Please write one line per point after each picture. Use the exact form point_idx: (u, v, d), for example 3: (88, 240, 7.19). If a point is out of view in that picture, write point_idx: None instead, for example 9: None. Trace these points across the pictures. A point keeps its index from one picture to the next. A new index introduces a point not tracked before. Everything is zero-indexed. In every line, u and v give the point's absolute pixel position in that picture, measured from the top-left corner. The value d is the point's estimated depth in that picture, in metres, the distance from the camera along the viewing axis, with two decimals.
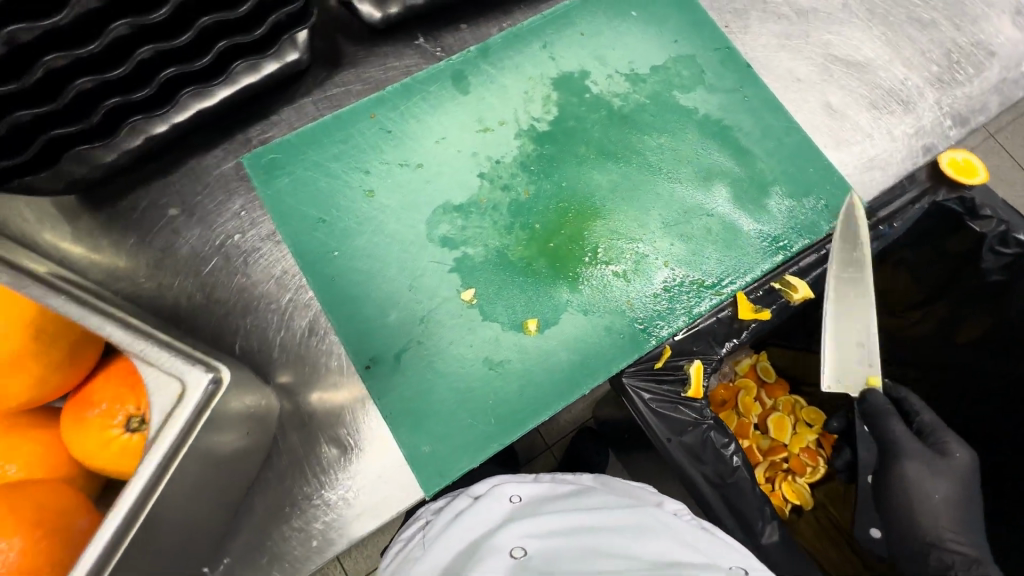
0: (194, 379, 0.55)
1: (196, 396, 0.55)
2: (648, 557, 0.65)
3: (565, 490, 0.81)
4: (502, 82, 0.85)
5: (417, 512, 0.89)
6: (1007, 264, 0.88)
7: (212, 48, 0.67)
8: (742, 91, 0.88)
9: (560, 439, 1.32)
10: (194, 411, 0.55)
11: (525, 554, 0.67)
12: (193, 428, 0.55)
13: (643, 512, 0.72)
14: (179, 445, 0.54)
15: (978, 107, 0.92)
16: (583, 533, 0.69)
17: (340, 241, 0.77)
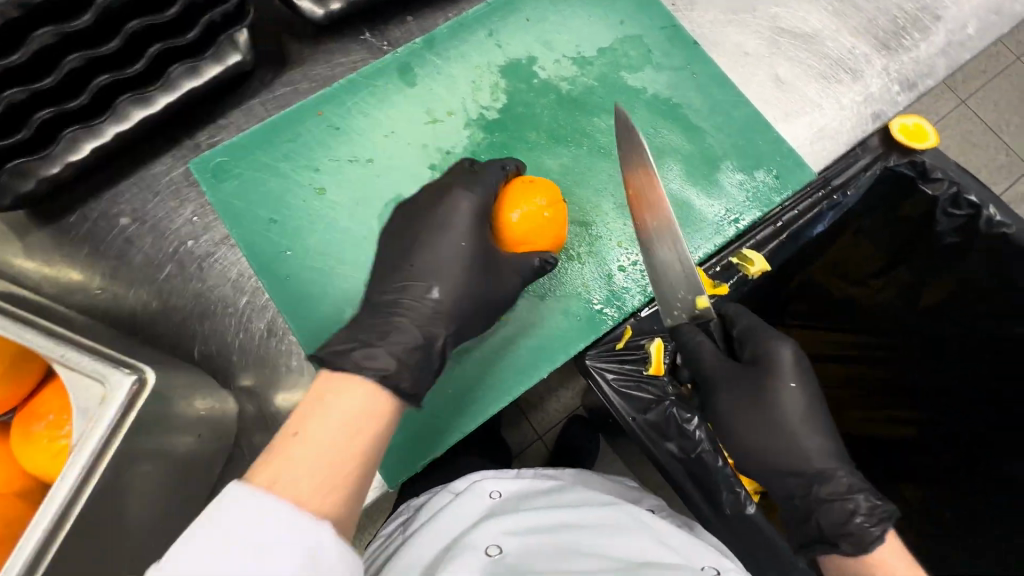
0: (115, 380, 0.54)
1: (120, 397, 0.54)
2: (624, 557, 0.70)
3: (545, 486, 0.83)
4: (449, 72, 0.85)
5: (401, 508, 0.93)
6: (960, 225, 0.86)
7: (144, 53, 0.67)
8: (689, 68, 0.89)
9: (550, 429, 1.25)
10: (118, 413, 0.53)
11: (500, 552, 0.70)
12: (117, 433, 0.53)
13: (620, 510, 0.76)
14: (104, 447, 0.53)
15: (926, 70, 0.92)
16: (563, 530, 0.73)
17: (291, 240, 0.77)
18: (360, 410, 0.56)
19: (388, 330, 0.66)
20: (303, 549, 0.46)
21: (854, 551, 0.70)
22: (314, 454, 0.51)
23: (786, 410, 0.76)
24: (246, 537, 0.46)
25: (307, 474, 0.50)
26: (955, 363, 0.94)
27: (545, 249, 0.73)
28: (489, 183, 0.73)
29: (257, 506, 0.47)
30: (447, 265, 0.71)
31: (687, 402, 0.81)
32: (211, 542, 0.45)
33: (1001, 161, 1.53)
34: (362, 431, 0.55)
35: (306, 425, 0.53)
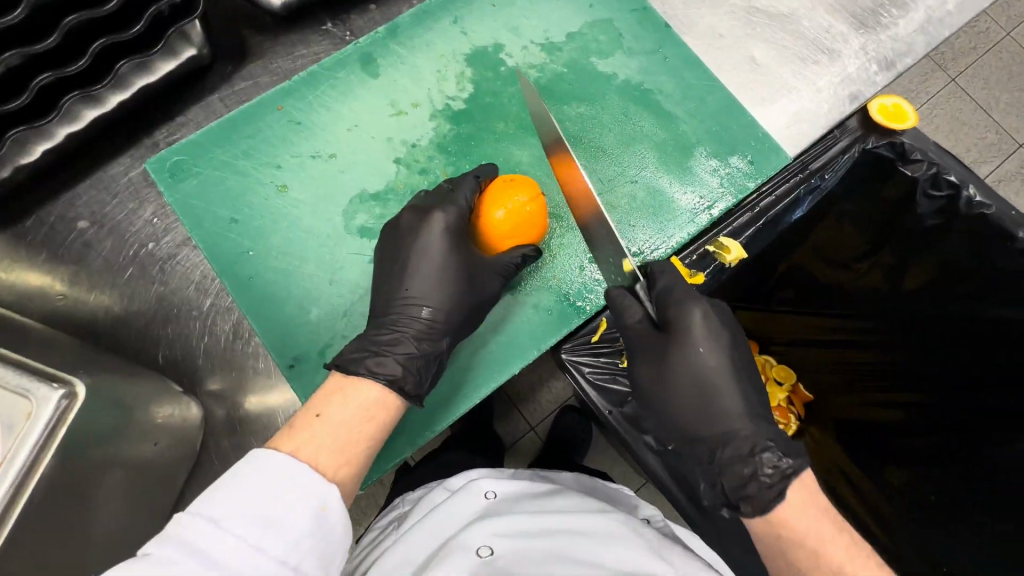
0: (41, 395, 0.50)
1: (48, 412, 0.49)
2: (613, 568, 0.68)
3: (541, 489, 0.82)
4: (413, 62, 0.82)
5: (395, 502, 0.92)
6: (941, 207, 0.85)
7: (87, 48, 0.64)
8: (661, 52, 0.86)
9: (543, 420, 1.21)
10: (46, 428, 0.49)
11: (491, 554, 0.68)
12: (49, 446, 0.49)
13: (614, 519, 0.75)
14: (36, 459, 0.48)
15: (905, 49, 0.90)
16: (555, 535, 0.71)
17: (254, 240, 0.75)
18: (374, 402, 0.61)
19: (395, 343, 0.66)
20: (316, 502, 0.50)
21: (755, 514, 0.62)
22: (332, 430, 0.55)
23: (694, 374, 0.69)
24: (274, 491, 0.49)
25: (327, 443, 0.54)
26: (936, 349, 0.93)
27: (524, 244, 0.72)
28: (466, 200, 0.71)
29: (280, 462, 0.51)
30: (429, 270, 0.70)
31: None
32: (238, 493, 0.49)
33: (990, 139, 1.51)
34: (374, 419, 0.59)
35: (327, 409, 0.57)
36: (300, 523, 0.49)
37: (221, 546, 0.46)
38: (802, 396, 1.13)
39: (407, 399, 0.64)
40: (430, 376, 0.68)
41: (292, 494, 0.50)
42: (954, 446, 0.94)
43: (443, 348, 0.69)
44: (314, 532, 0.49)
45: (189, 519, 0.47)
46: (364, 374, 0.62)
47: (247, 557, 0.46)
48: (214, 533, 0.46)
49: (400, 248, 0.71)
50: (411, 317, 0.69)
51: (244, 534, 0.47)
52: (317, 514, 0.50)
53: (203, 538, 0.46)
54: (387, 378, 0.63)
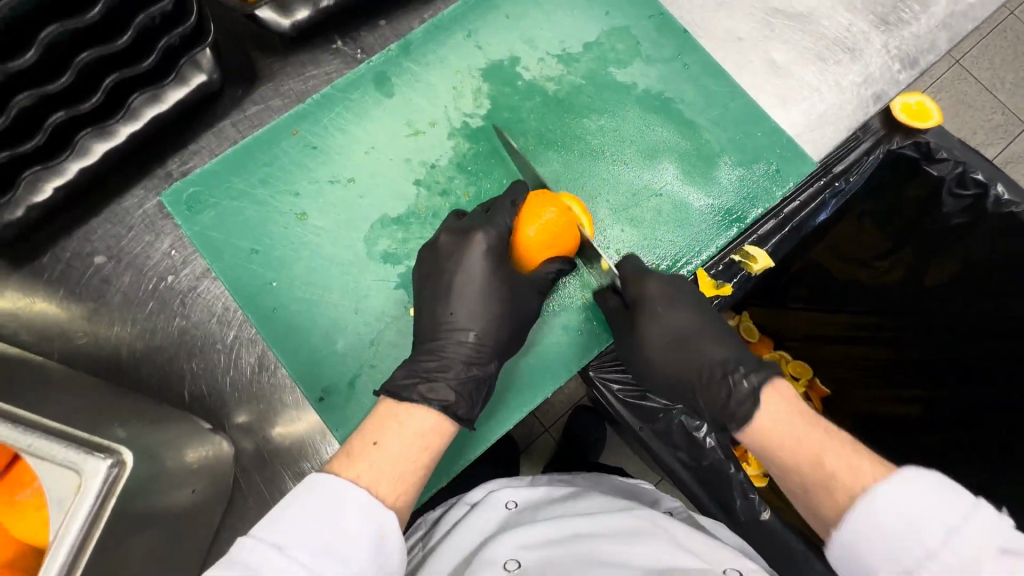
0: (89, 467, 0.49)
1: (98, 484, 0.49)
2: (642, 566, 0.64)
3: (561, 494, 0.81)
4: (429, 80, 0.81)
5: (418, 521, 0.89)
6: (968, 205, 0.83)
7: (100, 85, 0.63)
8: (681, 58, 0.84)
9: (557, 421, 1.17)
10: (96, 500, 0.49)
11: (519, 567, 0.66)
12: (101, 514, 0.49)
13: (636, 516, 0.71)
14: (88, 533, 0.48)
15: (927, 46, 0.88)
16: (581, 537, 0.68)
17: (277, 270, 0.74)
18: (428, 428, 0.59)
19: (445, 367, 0.65)
20: (376, 529, 0.50)
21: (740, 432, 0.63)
22: (389, 457, 0.54)
23: (666, 328, 0.70)
24: (334, 521, 0.49)
25: (385, 473, 0.53)
26: (946, 344, 0.91)
27: (559, 258, 0.71)
28: (506, 222, 0.71)
29: (340, 490, 0.50)
30: (468, 298, 0.69)
31: None
32: (300, 520, 0.48)
33: (996, 121, 1.49)
34: (428, 444, 0.58)
35: (382, 436, 0.56)
36: (359, 552, 0.48)
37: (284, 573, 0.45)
38: (820, 391, 1.10)
39: (460, 423, 0.62)
40: (481, 400, 0.67)
41: (351, 525, 0.49)
42: (965, 441, 0.91)
43: (492, 372, 0.68)
44: (372, 562, 0.49)
45: (250, 542, 0.46)
46: (417, 400, 0.61)
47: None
48: (277, 558, 0.46)
49: (427, 274, 0.70)
50: (458, 342, 0.68)
51: (306, 562, 0.46)
52: (376, 543, 0.49)
53: (263, 566, 0.45)
54: (440, 405, 0.61)
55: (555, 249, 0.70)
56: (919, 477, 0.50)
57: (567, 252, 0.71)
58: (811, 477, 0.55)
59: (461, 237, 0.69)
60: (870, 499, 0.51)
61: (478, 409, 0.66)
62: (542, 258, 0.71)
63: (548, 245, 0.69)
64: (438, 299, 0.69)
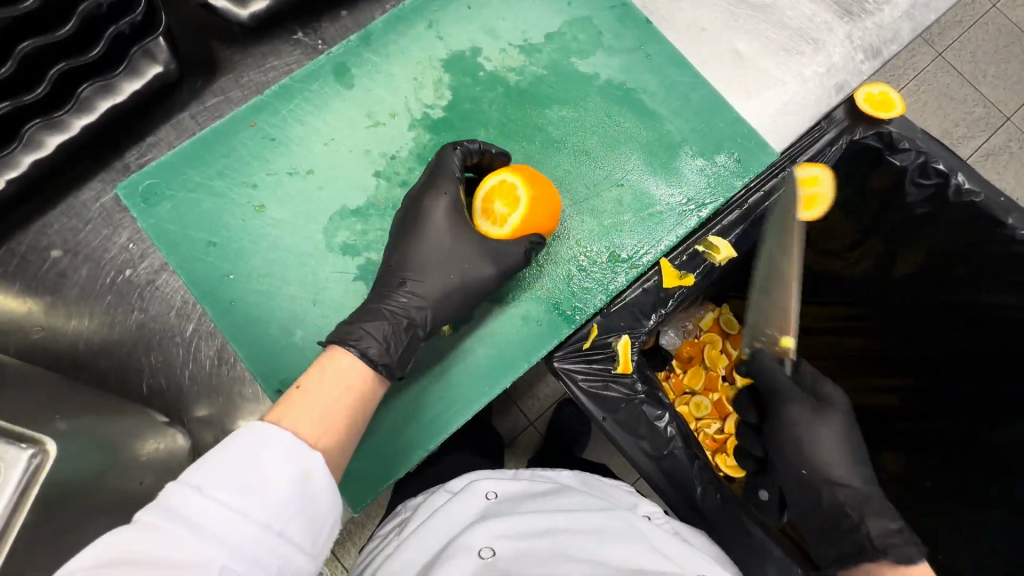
0: (9, 457, 0.46)
1: (18, 472, 0.46)
2: (615, 564, 0.66)
3: (543, 488, 0.80)
4: (388, 70, 0.80)
5: (398, 507, 0.87)
6: (930, 195, 0.84)
7: (45, 75, 0.63)
8: (643, 49, 0.84)
9: (542, 414, 1.18)
10: (17, 491, 0.45)
11: (493, 555, 0.66)
12: (24, 506, 0.46)
13: (614, 517, 0.72)
14: (7, 526, 0.45)
15: (890, 36, 0.88)
16: (558, 534, 0.68)
17: (233, 262, 0.74)
18: (349, 374, 0.60)
19: (372, 311, 0.66)
20: (300, 468, 0.50)
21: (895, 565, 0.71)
22: (315, 402, 0.56)
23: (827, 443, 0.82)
24: (259, 463, 0.49)
25: (308, 416, 0.55)
26: (911, 338, 0.92)
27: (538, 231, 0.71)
28: (455, 172, 0.72)
29: (268, 434, 0.50)
30: (424, 287, 0.69)
31: (660, 397, 0.80)
32: (227, 462, 0.48)
33: (978, 114, 1.49)
34: (355, 389, 0.60)
35: (310, 382, 0.58)
36: (285, 491, 0.48)
37: (205, 513, 0.45)
38: None
39: (373, 362, 0.62)
40: (403, 344, 0.65)
41: (276, 465, 0.49)
42: (950, 439, 0.88)
43: (417, 316, 0.68)
44: (297, 502, 0.49)
45: (174, 487, 0.46)
46: (333, 342, 0.62)
47: (230, 524, 0.45)
48: (197, 500, 0.45)
49: (386, 263, 0.71)
50: (393, 292, 0.69)
51: (228, 501, 0.46)
52: (300, 481, 0.50)
53: (184, 507, 0.45)
54: (354, 341, 0.62)
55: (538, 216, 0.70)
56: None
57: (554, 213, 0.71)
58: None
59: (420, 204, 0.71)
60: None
61: (398, 354, 0.64)
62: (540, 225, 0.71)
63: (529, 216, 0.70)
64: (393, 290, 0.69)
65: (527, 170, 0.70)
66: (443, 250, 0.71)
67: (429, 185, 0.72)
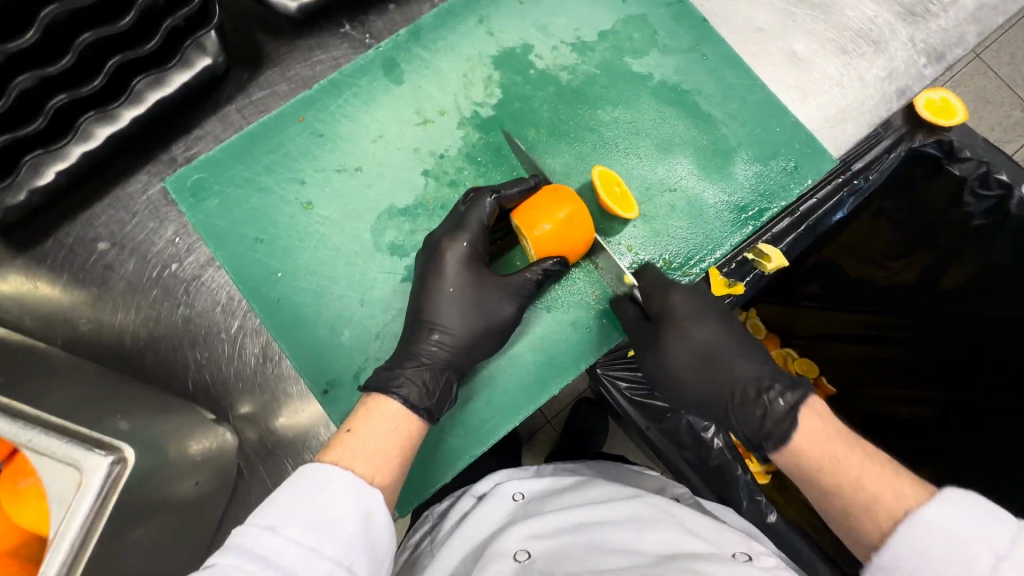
0: (90, 464, 0.48)
1: (98, 481, 0.48)
2: (655, 552, 0.61)
3: (567, 483, 0.79)
4: (438, 67, 0.78)
5: (424, 515, 0.87)
6: (990, 208, 0.81)
7: (103, 67, 0.63)
8: (698, 50, 0.82)
9: (560, 413, 1.16)
10: (97, 501, 0.48)
11: (529, 558, 0.64)
12: (105, 509, 0.48)
13: (646, 502, 0.69)
14: (87, 532, 0.47)
15: (955, 40, 0.84)
16: (589, 527, 0.66)
17: (282, 260, 0.73)
18: (397, 414, 0.59)
19: (399, 364, 0.65)
20: (360, 506, 0.49)
21: (777, 450, 0.62)
22: (366, 441, 0.55)
23: (693, 344, 0.69)
24: (323, 500, 0.48)
25: (364, 455, 0.54)
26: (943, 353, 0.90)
27: (556, 256, 0.67)
28: (479, 221, 0.68)
29: (325, 474, 0.50)
30: (470, 295, 0.68)
31: None
32: (292, 502, 0.48)
33: (1017, 118, 1.44)
34: (402, 431, 0.58)
35: (358, 423, 0.57)
36: (350, 528, 0.48)
37: (280, 551, 0.45)
38: (826, 390, 1.05)
39: (416, 412, 0.60)
40: (442, 388, 0.64)
41: (340, 502, 0.49)
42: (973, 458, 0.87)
43: (454, 361, 0.67)
44: (362, 538, 0.48)
45: (245, 527, 0.46)
46: (377, 394, 0.60)
47: (306, 561, 0.45)
48: (270, 539, 0.45)
49: (427, 274, 0.68)
50: (422, 340, 0.67)
51: (298, 538, 0.46)
52: (363, 519, 0.49)
53: (257, 546, 0.45)
54: (401, 395, 0.60)
55: (569, 242, 0.67)
56: (958, 501, 0.50)
57: (585, 239, 0.68)
58: (858, 501, 0.54)
59: (440, 253, 0.67)
60: (905, 525, 0.51)
61: (436, 398, 0.63)
62: (568, 249, 0.68)
63: (562, 238, 0.66)
64: (435, 296, 0.68)
65: (544, 200, 0.67)
66: (467, 290, 0.68)
67: (450, 236, 0.68)
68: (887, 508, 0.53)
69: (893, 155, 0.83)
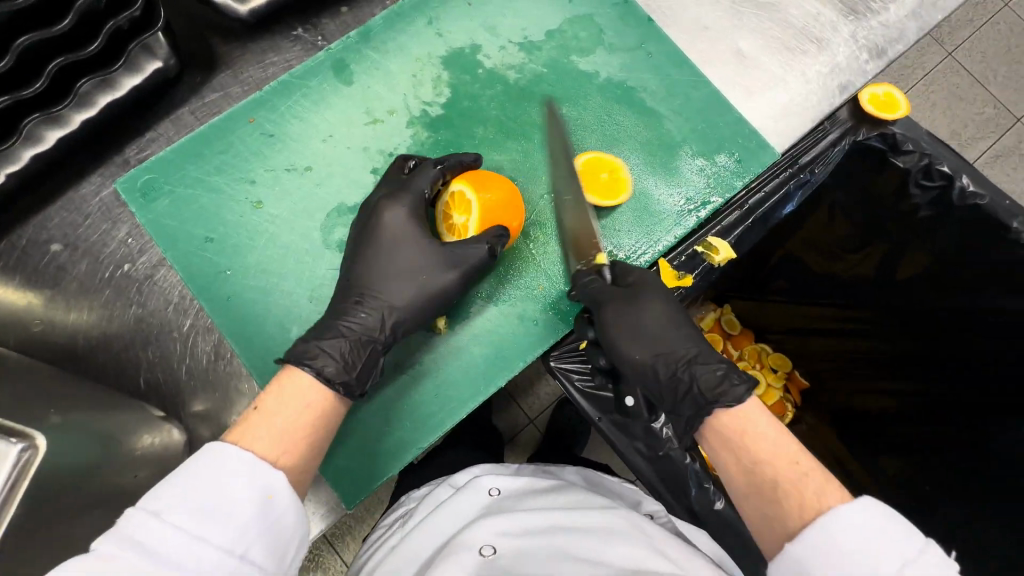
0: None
1: (6, 468, 0.46)
2: (619, 565, 0.60)
3: (545, 485, 0.75)
4: (388, 67, 0.80)
5: (404, 498, 0.87)
6: (934, 198, 0.80)
7: (44, 69, 0.64)
8: (644, 48, 0.84)
9: (542, 412, 1.17)
10: (6, 484, 0.46)
11: (494, 553, 0.62)
12: (13, 498, 0.46)
13: (615, 513, 0.67)
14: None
15: (896, 35, 0.86)
16: (557, 533, 0.64)
17: (231, 259, 0.74)
18: (311, 391, 0.59)
19: (326, 331, 0.65)
20: (262, 489, 0.50)
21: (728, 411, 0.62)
22: (272, 419, 0.55)
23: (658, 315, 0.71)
24: (222, 485, 0.49)
25: (269, 434, 0.54)
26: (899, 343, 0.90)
27: (505, 224, 0.69)
28: (422, 186, 0.71)
29: (224, 457, 0.50)
30: (403, 271, 0.69)
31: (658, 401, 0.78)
32: (186, 485, 0.48)
33: (988, 114, 1.46)
34: (315, 409, 0.58)
35: (266, 401, 0.57)
36: (245, 513, 0.48)
37: (165, 538, 0.45)
38: (799, 384, 1.07)
39: (330, 384, 0.60)
40: (366, 369, 0.65)
41: (236, 488, 0.49)
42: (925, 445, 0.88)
43: (382, 337, 0.67)
44: (259, 521, 0.49)
45: (132, 511, 0.46)
46: (296, 358, 0.61)
47: (192, 548, 0.45)
48: (155, 525, 0.45)
49: (364, 244, 0.70)
50: (352, 308, 0.68)
51: (184, 525, 0.46)
52: (261, 503, 0.49)
53: (142, 533, 0.45)
54: (316, 369, 0.60)
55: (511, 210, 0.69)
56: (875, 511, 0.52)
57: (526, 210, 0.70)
58: (787, 478, 0.56)
59: (380, 214, 0.69)
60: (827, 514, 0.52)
61: (356, 373, 0.63)
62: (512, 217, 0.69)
63: (506, 203, 0.68)
64: (373, 268, 0.69)
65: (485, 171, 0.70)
66: (406, 267, 0.70)
67: (390, 199, 0.70)
68: (805, 500, 0.54)
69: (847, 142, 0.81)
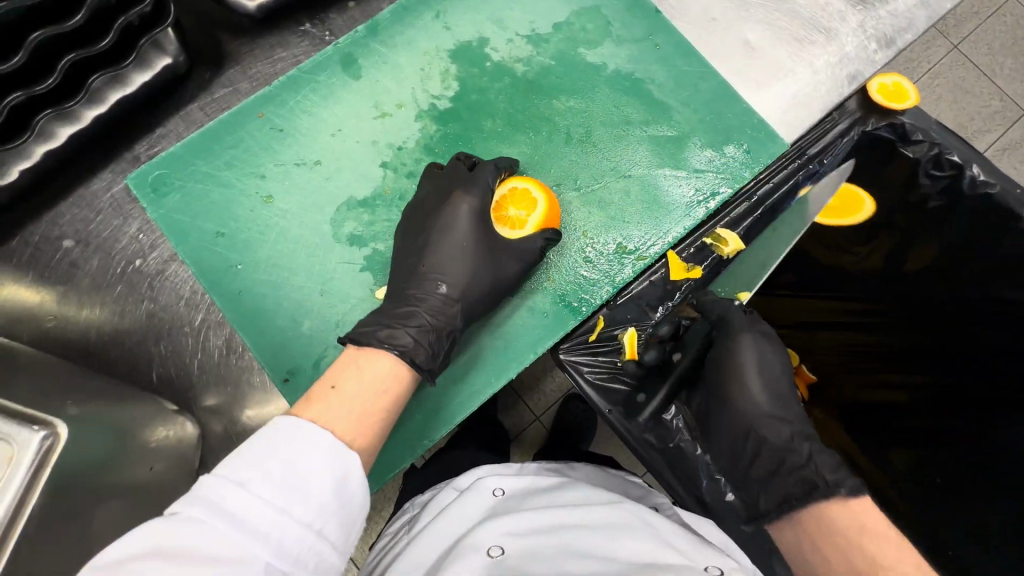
0: (21, 439, 0.48)
1: (29, 456, 0.47)
2: (629, 559, 0.59)
3: (546, 484, 0.75)
4: (396, 61, 0.80)
5: (406, 506, 0.87)
6: (945, 187, 0.81)
7: (56, 65, 0.64)
8: (651, 39, 0.84)
9: (548, 410, 1.16)
10: (30, 473, 0.47)
11: (502, 554, 0.61)
12: (36, 486, 0.47)
13: (622, 509, 0.66)
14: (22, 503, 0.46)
15: (904, 25, 0.86)
16: (562, 531, 0.63)
17: (242, 253, 0.74)
18: (384, 374, 0.59)
19: (410, 317, 0.65)
20: (340, 469, 0.49)
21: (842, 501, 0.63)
22: (352, 399, 0.55)
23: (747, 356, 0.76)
24: (297, 464, 0.48)
25: (345, 413, 0.54)
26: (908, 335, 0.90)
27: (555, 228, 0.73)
28: (489, 182, 0.72)
29: (307, 431, 0.50)
30: (454, 261, 0.70)
31: None
32: (268, 458, 0.48)
33: (995, 107, 1.45)
34: (389, 395, 0.58)
35: (345, 380, 0.56)
36: (324, 490, 0.48)
37: (247, 509, 0.44)
38: (807, 378, 1.05)
39: (418, 370, 0.62)
40: (442, 352, 0.66)
41: (317, 465, 0.48)
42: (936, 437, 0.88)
43: (456, 325, 0.68)
44: (337, 502, 0.48)
45: (213, 479, 0.45)
46: (376, 345, 0.61)
47: (275, 522, 0.45)
48: (241, 495, 0.44)
49: (419, 229, 0.72)
50: (428, 289, 0.69)
51: (270, 499, 0.45)
52: (338, 482, 0.49)
53: (227, 501, 0.44)
54: (398, 350, 0.61)
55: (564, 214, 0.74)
56: None
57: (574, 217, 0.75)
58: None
59: (455, 205, 0.70)
60: None
61: (439, 360, 0.65)
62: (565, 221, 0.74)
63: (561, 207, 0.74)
64: (426, 253, 0.70)
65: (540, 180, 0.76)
66: (460, 256, 0.71)
67: (462, 190, 0.71)
68: None
69: (874, 125, 0.82)
